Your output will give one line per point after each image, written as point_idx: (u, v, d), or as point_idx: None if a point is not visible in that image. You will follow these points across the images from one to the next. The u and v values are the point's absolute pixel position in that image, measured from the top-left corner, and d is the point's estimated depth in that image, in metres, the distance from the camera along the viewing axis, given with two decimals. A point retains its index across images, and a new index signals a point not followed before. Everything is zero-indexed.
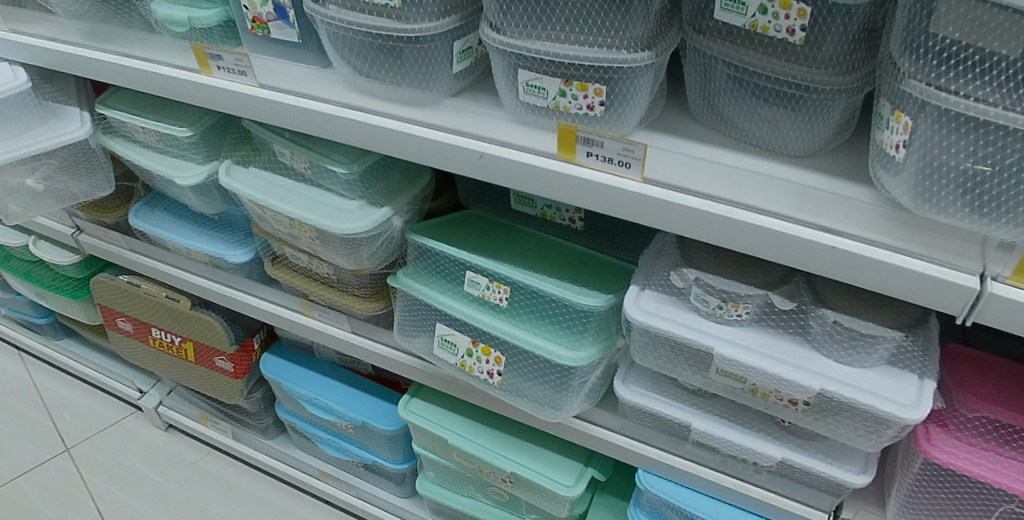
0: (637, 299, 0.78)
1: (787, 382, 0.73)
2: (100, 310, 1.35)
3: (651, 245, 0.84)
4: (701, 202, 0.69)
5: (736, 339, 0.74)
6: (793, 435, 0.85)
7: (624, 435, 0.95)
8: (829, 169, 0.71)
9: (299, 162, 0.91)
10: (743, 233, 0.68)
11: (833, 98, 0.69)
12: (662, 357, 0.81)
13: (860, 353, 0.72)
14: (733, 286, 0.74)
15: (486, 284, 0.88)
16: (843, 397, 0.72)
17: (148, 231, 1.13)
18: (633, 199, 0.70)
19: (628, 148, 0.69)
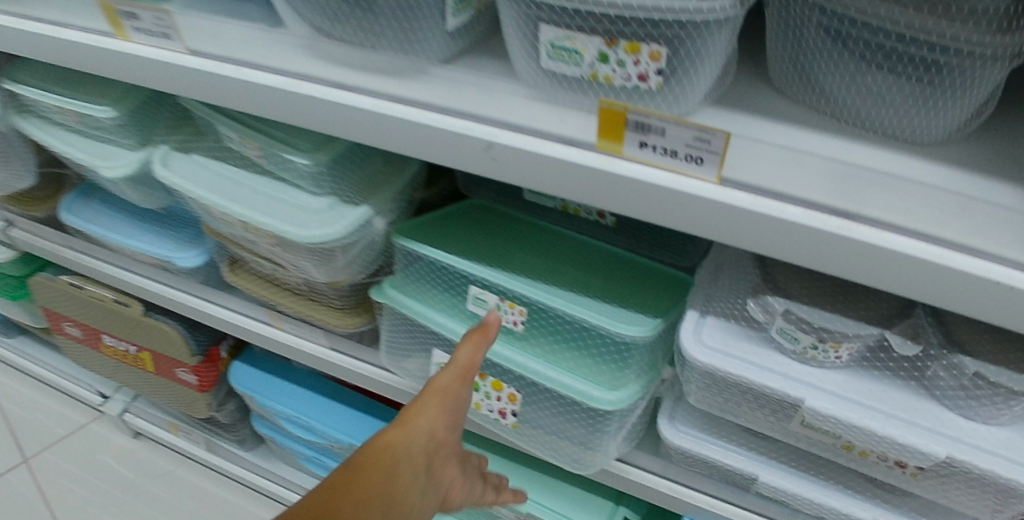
0: (699, 332, 0.60)
1: (901, 446, 0.54)
2: (44, 313, 1.16)
3: (708, 259, 0.67)
4: (804, 213, 0.48)
5: (834, 388, 0.57)
6: (893, 494, 0.65)
7: (667, 479, 0.75)
8: (970, 162, 0.51)
9: (251, 149, 0.71)
10: (864, 257, 0.47)
11: (985, 65, 0.49)
12: (726, 400, 0.63)
13: (1004, 411, 0.53)
14: (837, 322, 0.55)
15: (495, 304, 0.69)
16: (982, 469, 0.53)
17: (82, 229, 0.94)
18: (705, 207, 0.49)
19: (701, 137, 0.47)
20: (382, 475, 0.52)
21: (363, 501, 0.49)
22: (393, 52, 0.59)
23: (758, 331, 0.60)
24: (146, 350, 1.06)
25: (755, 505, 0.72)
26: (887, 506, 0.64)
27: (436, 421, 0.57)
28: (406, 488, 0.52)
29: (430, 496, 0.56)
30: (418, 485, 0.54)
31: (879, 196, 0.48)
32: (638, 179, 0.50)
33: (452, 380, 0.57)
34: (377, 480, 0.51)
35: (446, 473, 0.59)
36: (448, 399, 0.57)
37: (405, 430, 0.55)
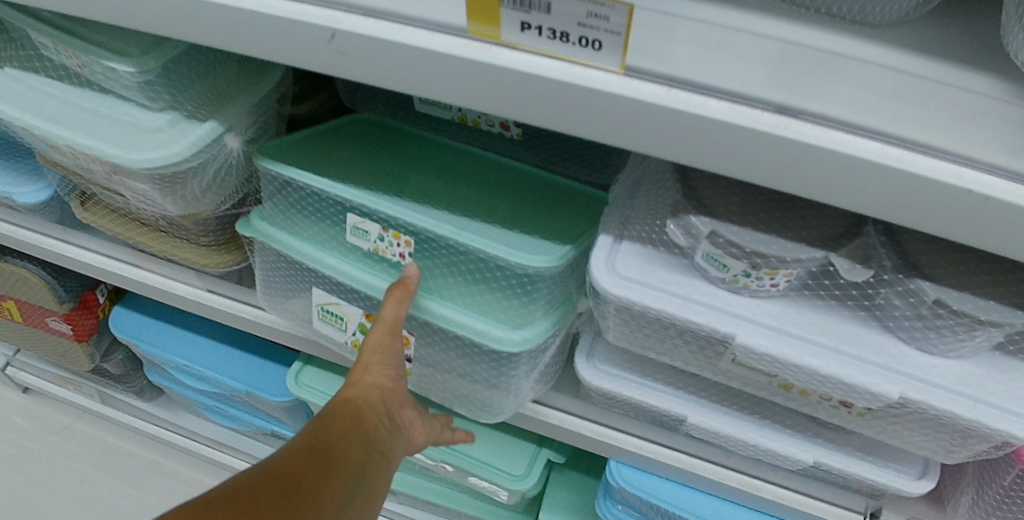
0: (613, 260, 0.51)
1: (846, 387, 0.46)
2: None
3: (626, 170, 0.56)
4: (730, 107, 0.37)
5: (769, 321, 0.48)
6: (834, 432, 0.58)
7: (591, 422, 0.67)
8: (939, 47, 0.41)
9: (63, 56, 0.56)
10: (810, 164, 0.37)
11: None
12: (645, 337, 0.55)
13: (963, 342, 0.45)
14: (773, 245, 0.46)
15: (378, 235, 0.58)
16: (936, 410, 0.45)
17: None
18: (609, 106, 0.38)
19: (597, 11, 0.35)
20: (347, 426, 0.51)
21: (334, 447, 0.48)
22: None
23: (682, 258, 0.51)
24: (12, 299, 0.92)
25: (686, 447, 0.66)
26: (828, 444, 0.57)
27: (384, 371, 0.56)
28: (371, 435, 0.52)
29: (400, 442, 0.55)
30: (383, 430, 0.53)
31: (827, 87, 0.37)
32: (521, 71, 0.38)
33: (393, 328, 0.55)
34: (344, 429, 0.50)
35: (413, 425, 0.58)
36: (389, 349, 0.56)
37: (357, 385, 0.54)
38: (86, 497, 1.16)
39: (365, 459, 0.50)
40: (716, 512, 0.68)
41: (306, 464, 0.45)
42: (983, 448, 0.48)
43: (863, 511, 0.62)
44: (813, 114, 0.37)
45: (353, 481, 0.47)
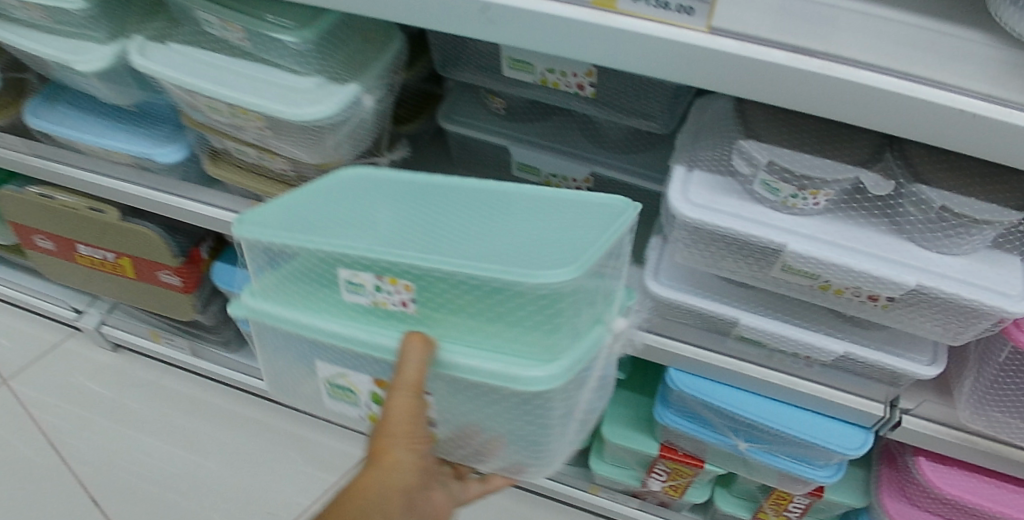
0: (686, 188, 0.66)
1: (875, 279, 0.61)
2: (14, 228, 1.09)
3: (695, 115, 0.71)
4: (787, 55, 0.51)
5: (808, 232, 0.63)
6: (858, 328, 0.74)
7: (652, 333, 0.83)
8: (940, 10, 0.54)
9: (230, 31, 0.69)
10: (841, 94, 0.51)
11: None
12: (703, 252, 0.70)
13: (965, 239, 0.60)
14: (817, 170, 0.60)
15: (374, 285, 0.60)
16: (941, 293, 0.60)
17: (56, 134, 0.90)
18: (693, 56, 0.53)
19: None
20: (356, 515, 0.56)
21: None
22: None
23: (740, 184, 0.65)
24: (128, 255, 1.03)
25: (735, 350, 0.82)
26: (856, 337, 0.74)
27: (409, 444, 0.59)
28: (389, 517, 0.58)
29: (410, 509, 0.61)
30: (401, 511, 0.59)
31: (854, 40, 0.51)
32: (630, 30, 0.53)
33: (416, 389, 0.58)
34: (362, 519, 0.56)
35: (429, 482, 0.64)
36: (414, 416, 0.59)
37: (383, 460, 0.58)
38: (182, 442, 1.29)
39: None
40: (770, 412, 0.84)
41: None
42: (979, 328, 0.63)
43: (884, 401, 0.78)
44: (842, 57, 0.51)
45: None
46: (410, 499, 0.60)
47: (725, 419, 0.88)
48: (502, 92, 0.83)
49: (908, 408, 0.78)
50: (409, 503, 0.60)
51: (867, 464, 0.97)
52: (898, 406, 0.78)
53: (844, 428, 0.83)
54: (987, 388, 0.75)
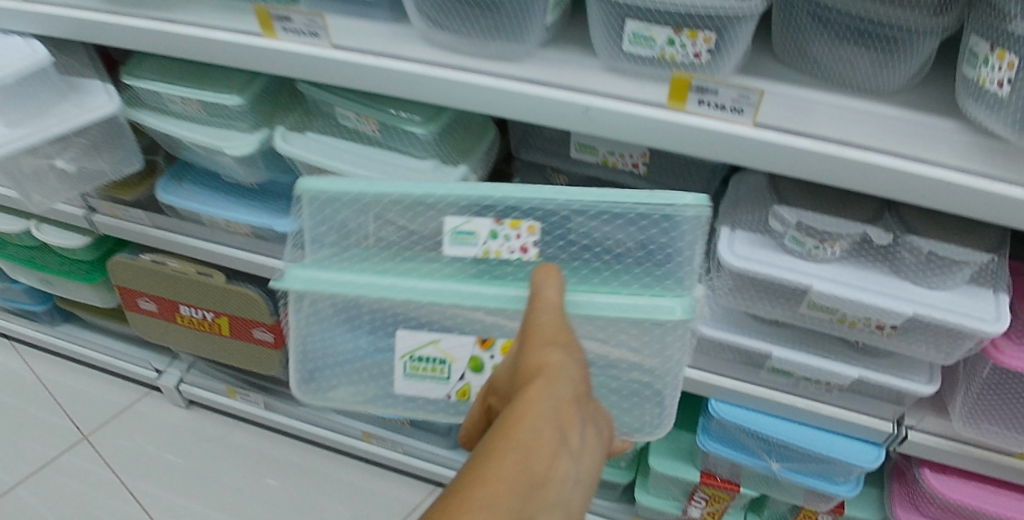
0: (732, 243, 0.86)
1: (881, 310, 0.80)
2: (116, 294, 1.15)
3: (736, 189, 0.94)
4: (814, 143, 0.77)
5: (827, 275, 0.83)
6: (868, 355, 0.92)
7: (697, 369, 1.02)
8: (917, 104, 0.79)
9: (366, 124, 0.86)
10: (851, 167, 0.76)
11: (922, 38, 0.76)
12: (744, 293, 0.92)
13: (947, 276, 0.80)
14: (833, 227, 0.81)
15: (488, 232, 0.74)
16: (933, 319, 0.79)
17: (183, 207, 0.98)
18: (749, 143, 0.77)
19: (745, 95, 0.73)
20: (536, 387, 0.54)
21: (532, 406, 0.52)
22: (505, 40, 0.76)
23: (772, 239, 0.86)
24: (226, 315, 1.11)
25: (767, 381, 0.99)
26: (867, 364, 0.91)
27: (570, 347, 0.60)
28: (560, 454, 0.49)
29: (581, 458, 0.53)
30: (577, 427, 0.53)
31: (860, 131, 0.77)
32: (709, 127, 0.76)
33: (555, 305, 0.65)
34: (537, 436, 0.49)
35: (598, 408, 0.60)
36: (557, 323, 0.64)
37: (546, 352, 0.59)
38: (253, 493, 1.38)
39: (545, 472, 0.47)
40: (794, 432, 1.01)
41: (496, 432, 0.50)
42: (967, 347, 0.81)
43: (891, 418, 0.95)
44: (852, 142, 0.77)
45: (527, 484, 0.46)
46: (582, 412, 0.56)
47: (758, 440, 1.04)
48: (565, 170, 1.02)
49: (913, 425, 0.94)
50: (583, 423, 0.55)
51: (880, 483, 1.12)
52: (903, 424, 0.95)
53: (860, 445, 0.99)
54: (973, 402, 0.90)
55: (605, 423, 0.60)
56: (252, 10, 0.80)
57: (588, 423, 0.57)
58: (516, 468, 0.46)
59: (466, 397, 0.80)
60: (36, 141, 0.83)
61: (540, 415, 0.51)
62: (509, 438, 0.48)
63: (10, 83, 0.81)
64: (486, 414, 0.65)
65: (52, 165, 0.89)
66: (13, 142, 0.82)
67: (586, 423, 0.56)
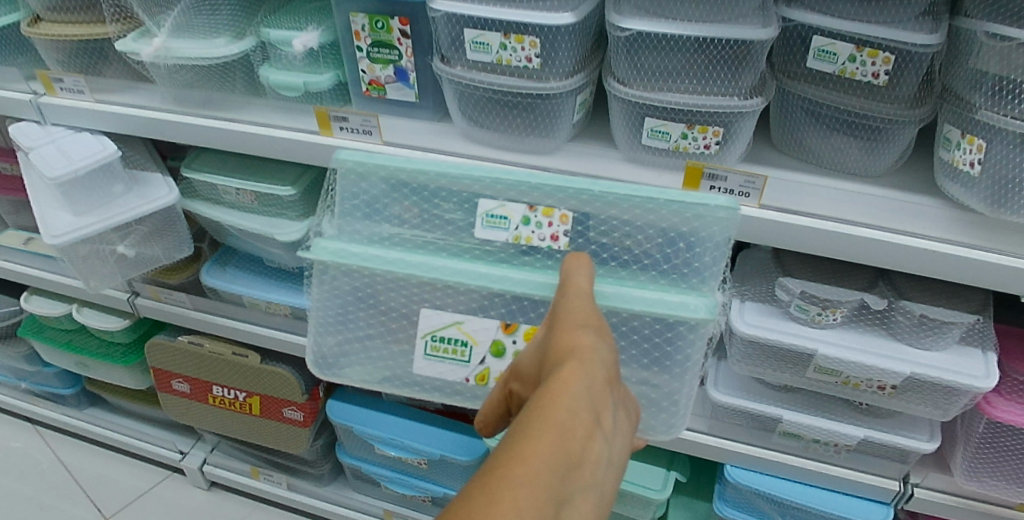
0: (744, 313, 0.97)
1: (881, 370, 0.91)
2: (151, 374, 1.20)
3: (746, 263, 1.05)
4: (812, 221, 0.92)
5: (832, 339, 0.94)
6: (871, 416, 0.99)
7: (713, 435, 1.08)
8: (896, 185, 0.96)
9: None
10: (844, 240, 0.92)
11: (902, 126, 0.93)
12: (756, 361, 1.00)
13: (936, 337, 0.92)
14: (833, 296, 0.94)
15: (521, 218, 0.77)
16: (929, 376, 0.90)
17: (225, 290, 1.04)
18: (755, 221, 0.94)
19: (750, 180, 0.92)
20: (566, 367, 0.51)
21: (563, 388, 0.49)
22: (537, 135, 0.87)
23: (780, 307, 0.98)
24: (257, 394, 1.15)
25: (779, 444, 1.05)
26: (870, 424, 0.99)
27: (600, 331, 0.57)
28: (593, 436, 0.48)
29: (612, 446, 0.50)
30: (609, 410, 0.51)
31: (849, 209, 0.92)
32: None
33: (585, 293, 0.63)
34: (572, 419, 0.47)
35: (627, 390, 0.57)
36: (586, 309, 0.61)
37: (576, 333, 0.56)
38: None
39: (572, 453, 0.45)
40: (806, 494, 1.06)
41: (525, 416, 0.48)
42: (961, 402, 0.92)
43: (897, 477, 1.02)
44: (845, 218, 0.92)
45: (555, 472, 0.44)
46: (614, 395, 0.53)
47: (773, 502, 1.10)
48: None
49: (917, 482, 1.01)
50: (615, 406, 0.52)
51: None
52: (909, 482, 1.01)
53: (870, 505, 1.04)
54: (972, 457, 0.98)
55: (635, 410, 0.57)
56: (310, 111, 0.90)
57: (618, 406, 0.54)
58: (551, 451, 0.45)
59: (484, 381, 0.78)
60: (101, 228, 0.90)
61: (572, 399, 0.48)
62: (546, 418, 0.47)
63: (79, 177, 0.89)
64: (507, 399, 0.64)
65: (113, 250, 0.95)
66: (79, 229, 0.89)
67: (616, 408, 0.53)
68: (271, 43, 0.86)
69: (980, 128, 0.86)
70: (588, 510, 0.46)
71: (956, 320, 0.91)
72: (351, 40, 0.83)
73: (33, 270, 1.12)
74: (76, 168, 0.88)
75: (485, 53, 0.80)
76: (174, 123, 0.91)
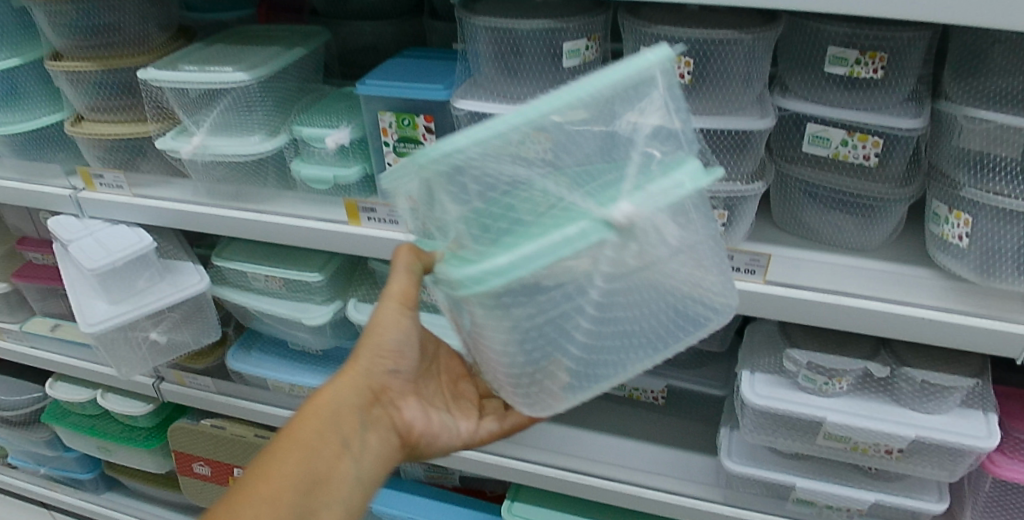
0: (753, 386, 1.01)
1: (887, 434, 0.95)
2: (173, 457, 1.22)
3: (756, 335, 1.10)
4: (815, 295, 0.95)
5: (840, 407, 0.98)
6: (881, 479, 1.02)
7: (728, 504, 1.10)
8: (890, 257, 1.02)
9: None
10: (842, 313, 0.94)
11: (894, 204, 1.00)
12: (768, 431, 1.04)
13: (937, 400, 0.96)
14: (838, 366, 0.98)
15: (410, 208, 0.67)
16: (933, 438, 0.94)
17: (249, 374, 1.06)
18: (762, 297, 0.97)
19: (755, 259, 0.97)
20: (327, 394, 0.72)
21: (309, 415, 0.70)
22: None
23: (789, 378, 1.02)
24: None
25: (793, 510, 1.07)
26: (884, 486, 1.02)
27: (383, 345, 0.75)
28: (339, 454, 0.69)
29: (356, 458, 0.70)
30: (355, 431, 0.71)
31: (846, 281, 0.97)
32: None
33: (392, 299, 0.74)
34: (305, 455, 0.67)
35: (399, 402, 0.77)
36: (391, 320, 0.75)
37: (363, 347, 0.75)
38: None
39: (306, 467, 0.67)
40: None
41: (282, 434, 0.68)
42: (966, 462, 0.95)
43: None
44: (843, 292, 0.95)
45: (289, 471, 0.66)
46: (367, 415, 0.73)
47: None
48: None
49: None
50: (365, 427, 0.72)
51: None
52: None
53: None
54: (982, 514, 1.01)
55: (405, 423, 0.77)
56: (339, 202, 0.94)
57: (375, 422, 0.74)
58: (294, 470, 0.66)
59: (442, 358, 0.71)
60: (135, 317, 0.96)
61: (316, 426, 0.69)
62: (291, 441, 0.68)
63: (116, 266, 0.94)
64: None
65: (145, 337, 1.01)
66: (113, 316, 0.95)
67: (371, 426, 0.73)
68: (302, 140, 0.92)
69: (965, 205, 0.92)
70: (334, 518, 0.67)
71: (956, 384, 0.95)
72: (379, 136, 0.90)
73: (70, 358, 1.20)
74: (113, 259, 0.93)
75: None
76: (206, 215, 0.95)
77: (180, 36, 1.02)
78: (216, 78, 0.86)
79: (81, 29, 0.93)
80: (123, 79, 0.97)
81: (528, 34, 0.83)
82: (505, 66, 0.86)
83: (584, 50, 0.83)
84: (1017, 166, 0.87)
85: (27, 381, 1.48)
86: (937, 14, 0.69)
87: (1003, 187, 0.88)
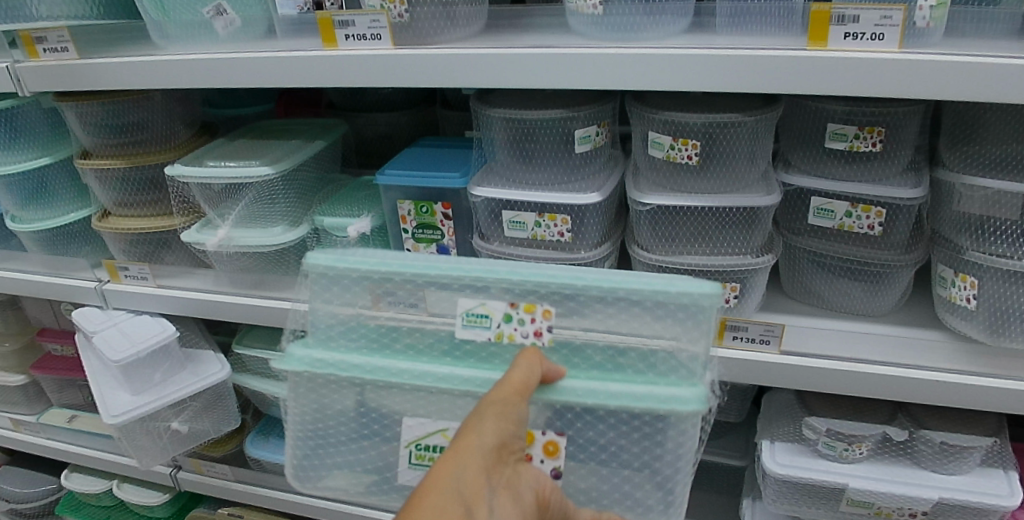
0: (774, 456, 1.01)
1: (911, 498, 0.95)
2: None
3: (772, 403, 1.11)
4: (828, 362, 0.96)
5: (861, 473, 0.98)
6: None
7: None
8: (900, 321, 1.04)
9: None
10: (855, 380, 0.96)
11: (900, 270, 1.02)
12: (790, 500, 1.04)
13: (959, 461, 0.96)
14: (856, 432, 0.99)
15: (501, 318, 0.74)
16: (957, 500, 0.94)
17: (269, 459, 1.15)
18: (776, 366, 0.98)
19: (770, 328, 0.98)
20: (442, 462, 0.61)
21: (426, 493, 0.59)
22: None
23: (808, 446, 1.02)
24: None
25: None
26: None
27: (508, 423, 0.65)
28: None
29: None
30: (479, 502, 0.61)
31: (859, 346, 0.98)
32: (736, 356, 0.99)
33: (521, 387, 0.67)
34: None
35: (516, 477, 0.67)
36: (513, 405, 0.66)
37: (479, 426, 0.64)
38: None
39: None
40: None
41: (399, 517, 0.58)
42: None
43: None
44: (855, 358, 0.97)
45: None
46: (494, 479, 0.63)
47: None
48: None
49: None
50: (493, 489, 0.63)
51: None
52: None
53: None
54: None
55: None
56: None
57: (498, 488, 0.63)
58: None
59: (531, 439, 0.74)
60: (158, 405, 0.99)
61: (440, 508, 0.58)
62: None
63: (141, 356, 0.98)
64: None
65: (167, 426, 1.04)
66: (132, 408, 0.98)
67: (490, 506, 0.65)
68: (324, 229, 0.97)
69: (971, 268, 0.94)
70: None
71: (977, 444, 0.95)
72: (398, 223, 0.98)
73: (94, 448, 1.29)
74: (138, 350, 0.97)
75: (522, 230, 0.93)
76: (232, 303, 0.99)
77: (202, 132, 1.07)
78: (242, 172, 0.90)
79: (111, 128, 0.98)
80: (149, 175, 1.01)
81: (542, 124, 0.88)
82: (522, 153, 0.91)
83: (596, 136, 0.89)
84: (1016, 228, 0.90)
85: (41, 472, 1.49)
86: (922, 89, 0.73)
87: (1005, 249, 0.91)
